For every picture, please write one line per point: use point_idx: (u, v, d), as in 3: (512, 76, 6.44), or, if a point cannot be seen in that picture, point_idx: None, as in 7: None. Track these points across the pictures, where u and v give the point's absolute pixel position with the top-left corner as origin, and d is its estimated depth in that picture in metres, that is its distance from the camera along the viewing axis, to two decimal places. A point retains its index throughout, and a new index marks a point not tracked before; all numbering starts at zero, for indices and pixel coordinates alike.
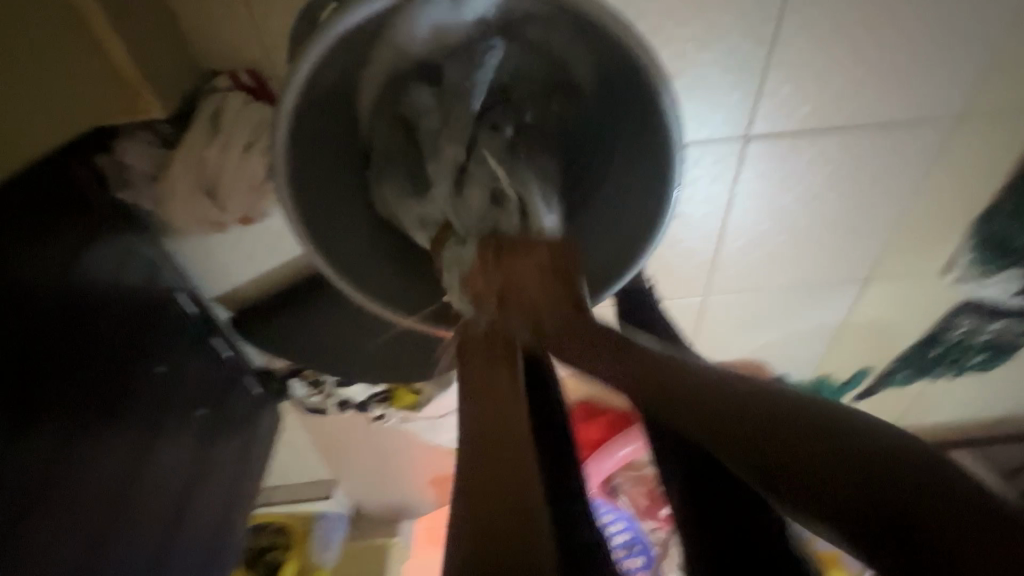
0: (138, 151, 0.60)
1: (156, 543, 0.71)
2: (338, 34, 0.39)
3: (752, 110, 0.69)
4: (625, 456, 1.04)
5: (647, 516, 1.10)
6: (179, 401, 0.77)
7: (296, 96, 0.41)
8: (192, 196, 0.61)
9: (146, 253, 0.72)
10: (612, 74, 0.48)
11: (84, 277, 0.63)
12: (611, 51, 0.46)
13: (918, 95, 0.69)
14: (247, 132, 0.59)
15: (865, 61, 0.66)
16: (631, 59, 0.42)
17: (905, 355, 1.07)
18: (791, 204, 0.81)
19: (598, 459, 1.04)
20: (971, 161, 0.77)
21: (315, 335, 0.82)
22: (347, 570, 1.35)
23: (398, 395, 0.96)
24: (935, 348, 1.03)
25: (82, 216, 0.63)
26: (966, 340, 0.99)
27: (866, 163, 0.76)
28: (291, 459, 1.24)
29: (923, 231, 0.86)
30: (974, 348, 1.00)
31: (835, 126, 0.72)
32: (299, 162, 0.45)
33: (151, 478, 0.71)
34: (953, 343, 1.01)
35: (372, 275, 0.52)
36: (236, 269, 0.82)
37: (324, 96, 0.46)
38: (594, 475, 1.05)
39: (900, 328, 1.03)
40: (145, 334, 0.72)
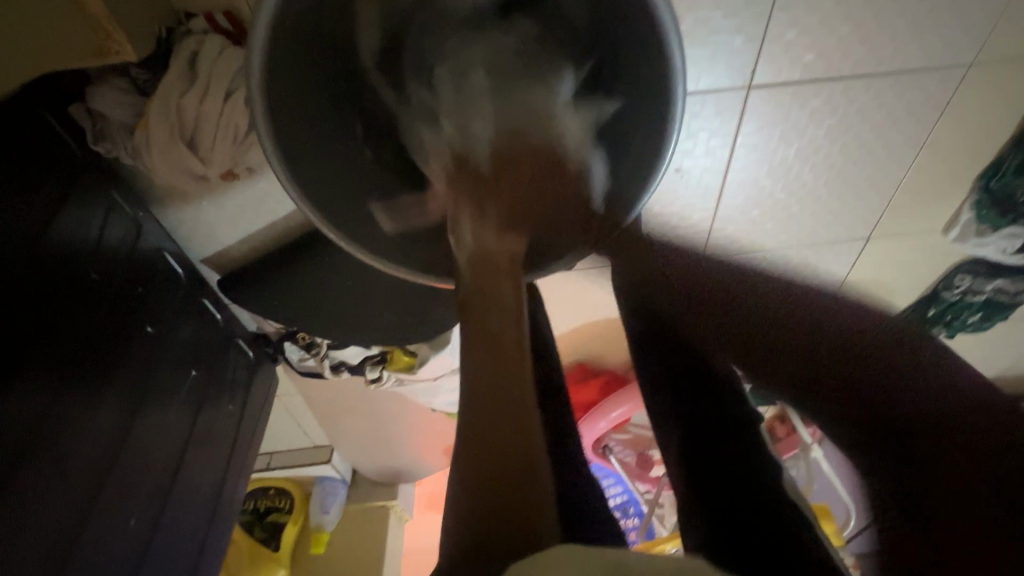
0: (113, 100, 0.57)
1: (151, 504, 0.72)
2: None
3: (754, 58, 0.67)
4: (618, 418, 1.03)
5: (637, 478, 1.12)
6: (171, 364, 0.76)
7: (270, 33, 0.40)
8: (171, 148, 0.58)
9: (130, 211, 0.70)
10: None
11: (62, 236, 0.61)
12: None
13: (927, 41, 0.67)
14: (228, 79, 0.57)
15: (874, 3, 0.63)
16: None
17: (904, 316, 1.07)
18: (792, 159, 0.79)
19: (591, 419, 1.04)
20: (978, 113, 0.74)
21: (306, 296, 0.81)
22: (348, 532, 1.38)
23: (393, 357, 0.96)
24: (932, 308, 1.03)
25: (57, 171, 0.61)
26: (964, 300, 0.98)
27: (871, 114, 0.74)
28: (289, 423, 1.25)
29: (926, 187, 0.84)
30: (970, 308, 0.99)
31: (839, 76, 0.69)
32: (279, 107, 0.44)
33: (143, 438, 0.71)
34: (949, 303, 1.01)
35: (366, 229, 0.52)
36: (224, 230, 0.80)
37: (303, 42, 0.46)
38: (587, 434, 1.06)
39: (899, 288, 1.02)
40: (133, 294, 0.70)
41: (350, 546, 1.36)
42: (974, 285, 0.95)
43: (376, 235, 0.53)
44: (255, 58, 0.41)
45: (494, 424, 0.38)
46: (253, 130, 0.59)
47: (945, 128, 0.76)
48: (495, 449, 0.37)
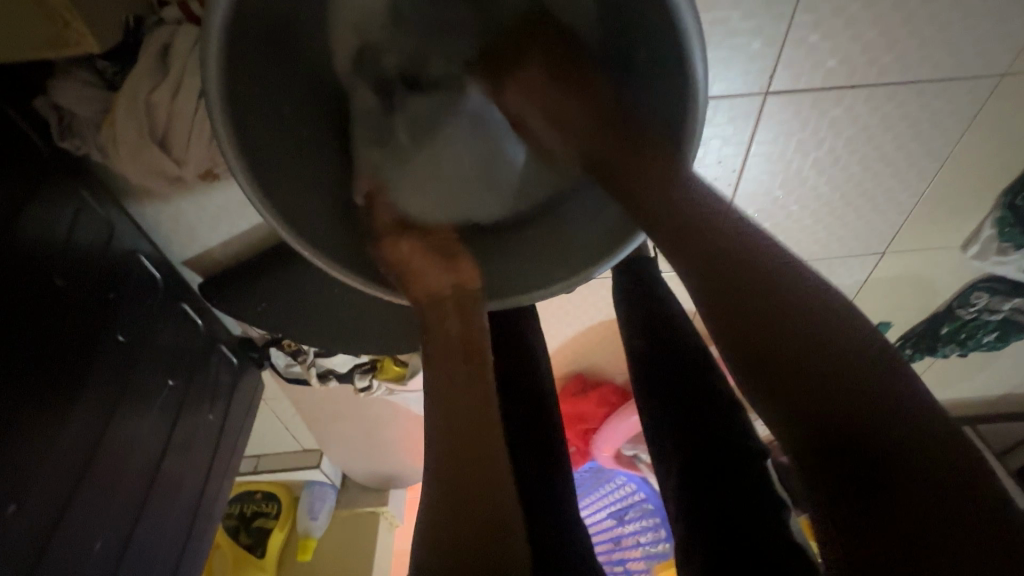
0: (77, 95, 0.53)
1: (125, 521, 0.68)
2: None
3: (774, 63, 0.62)
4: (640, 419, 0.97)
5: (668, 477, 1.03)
6: (147, 372, 0.72)
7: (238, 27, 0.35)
8: (141, 148, 0.54)
9: (103, 212, 0.66)
10: None
11: (24, 240, 0.56)
12: None
13: (960, 49, 0.62)
14: (204, 74, 0.52)
15: (907, 6, 0.58)
16: None
17: (914, 333, 1.03)
18: (807, 170, 0.75)
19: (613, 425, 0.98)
20: (1008, 125, 0.70)
21: (292, 303, 0.77)
22: (337, 538, 1.34)
23: (383, 366, 0.92)
24: (945, 327, 0.98)
25: (22, 169, 0.56)
26: (980, 319, 0.94)
27: (895, 124, 0.69)
28: (278, 427, 1.22)
29: (947, 201, 0.80)
30: (986, 327, 0.95)
31: (862, 83, 0.65)
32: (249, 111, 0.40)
33: (117, 452, 0.67)
34: (964, 321, 0.96)
35: (351, 243, 0.47)
36: (205, 232, 0.76)
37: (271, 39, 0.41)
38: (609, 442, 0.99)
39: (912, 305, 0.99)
40: (104, 300, 0.66)
41: (339, 553, 1.32)
42: (991, 303, 0.91)
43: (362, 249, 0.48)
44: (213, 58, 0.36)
45: (459, 446, 0.36)
46: None
47: (971, 141, 0.72)
48: (466, 479, 0.35)
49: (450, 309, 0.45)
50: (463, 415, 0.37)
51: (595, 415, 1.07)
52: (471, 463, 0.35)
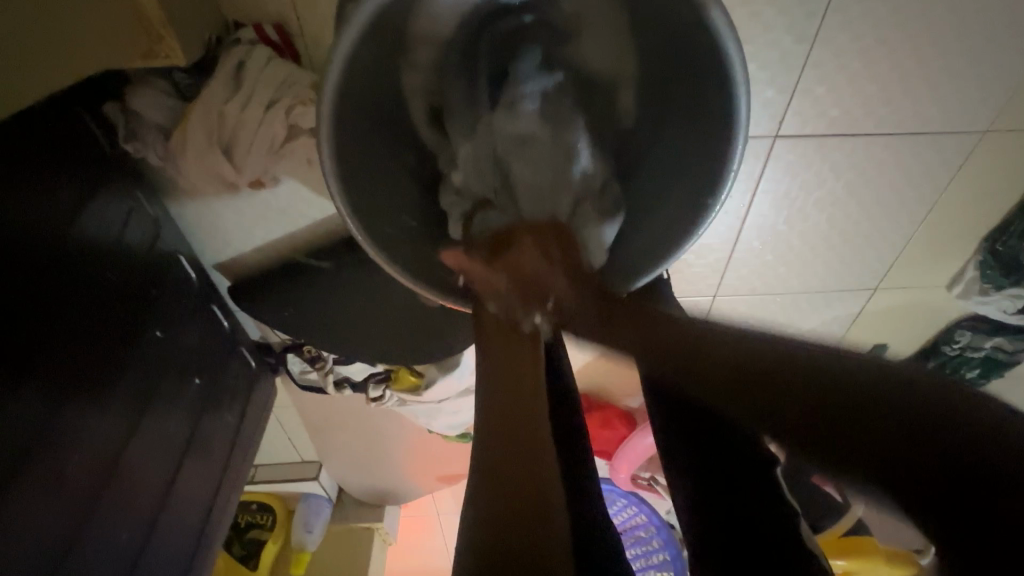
0: (152, 101, 0.57)
1: (146, 515, 0.69)
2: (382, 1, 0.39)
3: (783, 111, 0.69)
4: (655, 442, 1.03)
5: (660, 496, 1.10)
6: (176, 370, 0.74)
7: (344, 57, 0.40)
8: (207, 154, 0.58)
9: (151, 213, 0.69)
10: (669, 48, 0.47)
11: (82, 235, 0.59)
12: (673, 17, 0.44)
13: (947, 107, 0.70)
14: (272, 90, 0.57)
15: (901, 67, 0.65)
16: (693, 27, 0.42)
17: None
18: (809, 207, 0.81)
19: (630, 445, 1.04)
20: (991, 177, 0.77)
21: (319, 310, 0.80)
22: (330, 554, 1.33)
23: (398, 377, 0.94)
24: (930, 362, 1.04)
25: (88, 167, 0.60)
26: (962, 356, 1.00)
27: (887, 171, 0.76)
28: (281, 436, 1.22)
29: (935, 244, 0.87)
30: (969, 364, 1.01)
31: (861, 132, 0.71)
32: (339, 127, 0.44)
33: (144, 447, 0.68)
34: (948, 358, 1.01)
35: (406, 247, 0.52)
36: (241, 238, 0.80)
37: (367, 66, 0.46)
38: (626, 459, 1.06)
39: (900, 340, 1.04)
40: (145, 296, 0.69)
41: (332, 569, 1.30)
42: (973, 341, 0.97)
43: (415, 253, 0.52)
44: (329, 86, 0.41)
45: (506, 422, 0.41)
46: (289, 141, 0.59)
47: (957, 191, 0.79)
48: (510, 455, 0.39)
49: (505, 306, 0.48)
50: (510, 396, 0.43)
51: (598, 435, 1.09)
52: (516, 457, 0.39)
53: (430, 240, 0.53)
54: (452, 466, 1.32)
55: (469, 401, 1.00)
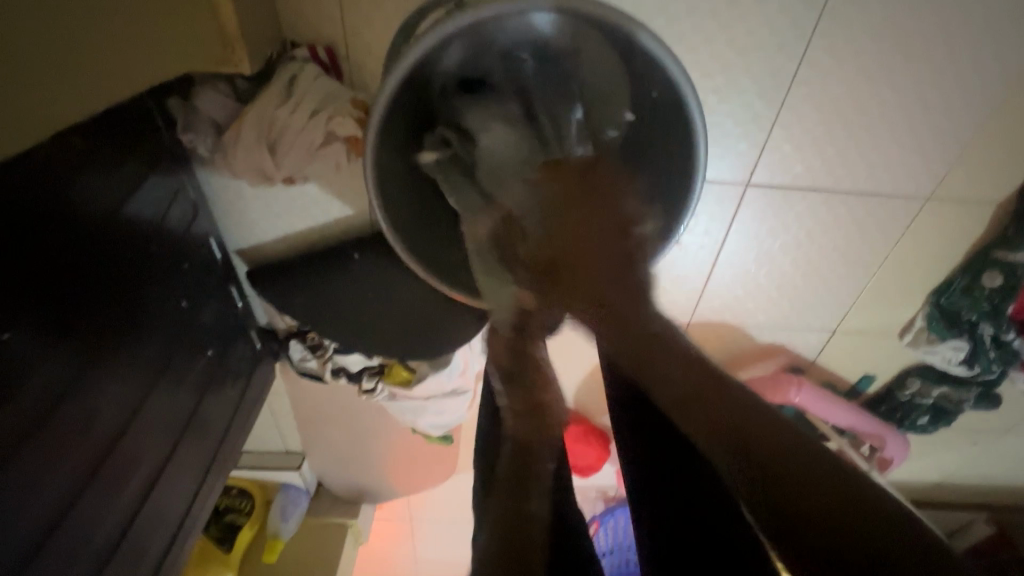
0: (214, 101, 0.68)
1: (151, 471, 0.74)
2: (429, 42, 0.49)
3: (753, 164, 0.79)
4: None
5: None
6: (193, 339, 0.81)
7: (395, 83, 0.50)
8: (254, 148, 0.67)
9: (190, 196, 0.78)
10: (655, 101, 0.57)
11: (135, 209, 0.67)
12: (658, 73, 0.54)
13: (894, 173, 0.80)
14: (317, 101, 0.66)
15: (857, 135, 0.76)
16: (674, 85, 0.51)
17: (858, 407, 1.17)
18: (776, 250, 0.90)
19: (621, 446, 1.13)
20: (934, 238, 0.88)
21: (328, 299, 0.88)
22: (302, 544, 1.36)
23: (391, 371, 1.01)
24: (885, 405, 1.12)
25: (148, 150, 0.69)
26: (914, 401, 1.07)
27: (845, 224, 0.87)
28: (270, 423, 1.27)
29: (887, 292, 0.96)
30: (919, 409, 1.08)
31: (822, 186, 0.82)
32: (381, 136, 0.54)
33: (157, 407, 0.74)
34: (900, 402, 1.09)
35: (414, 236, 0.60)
36: (264, 228, 0.88)
37: (411, 93, 0.56)
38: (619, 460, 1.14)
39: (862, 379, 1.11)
40: (176, 268, 0.76)
41: (303, 559, 1.33)
42: (922, 388, 1.05)
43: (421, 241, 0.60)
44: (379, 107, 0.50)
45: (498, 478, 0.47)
46: (323, 146, 0.68)
47: (906, 246, 0.89)
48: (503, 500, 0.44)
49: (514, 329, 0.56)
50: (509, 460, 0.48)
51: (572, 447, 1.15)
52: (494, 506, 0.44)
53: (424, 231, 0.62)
54: (430, 467, 1.36)
55: (454, 401, 1.06)
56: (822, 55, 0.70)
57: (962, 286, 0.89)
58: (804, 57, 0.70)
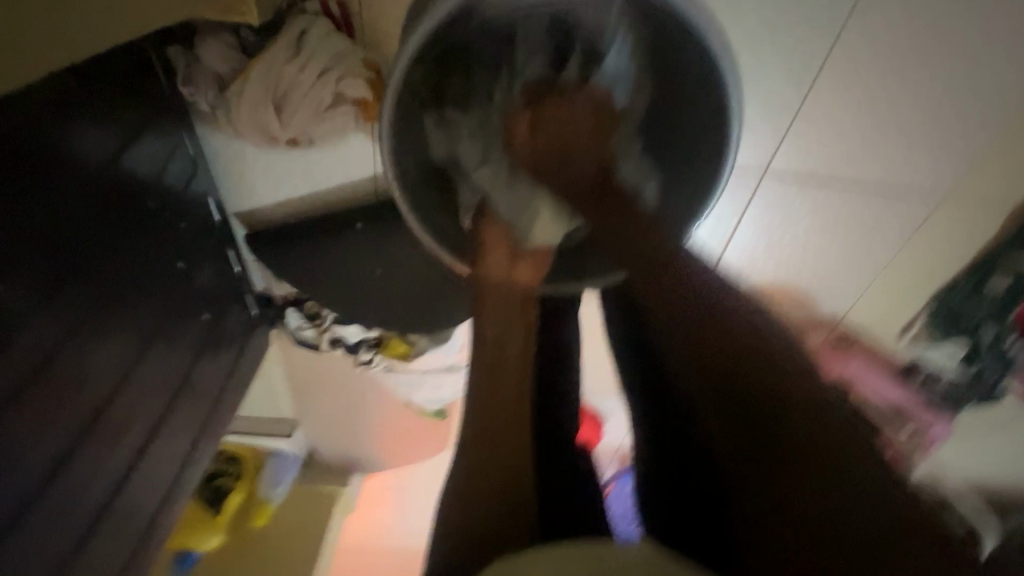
0: (219, 52, 0.64)
1: (142, 434, 0.73)
2: (456, 1, 0.46)
3: (770, 152, 0.78)
4: None
5: None
6: (188, 303, 0.79)
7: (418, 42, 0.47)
8: (259, 106, 0.64)
9: (190, 152, 0.75)
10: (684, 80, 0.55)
11: (131, 163, 0.65)
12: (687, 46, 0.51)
13: (912, 169, 0.79)
14: (327, 59, 0.63)
15: (879, 127, 0.74)
16: (710, 63, 0.49)
17: None
18: (786, 241, 0.89)
19: None
20: (945, 237, 0.87)
21: (328, 269, 0.86)
22: (291, 510, 1.36)
23: (389, 344, 0.99)
24: None
25: (148, 103, 0.66)
26: None
27: (856, 220, 0.86)
28: (262, 390, 1.26)
29: None
30: None
31: (839, 179, 0.80)
32: (400, 99, 0.51)
33: (149, 370, 0.72)
34: None
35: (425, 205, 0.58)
36: (264, 191, 0.85)
37: (429, 55, 0.53)
38: None
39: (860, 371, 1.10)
40: (174, 229, 0.74)
41: (291, 525, 1.34)
42: None
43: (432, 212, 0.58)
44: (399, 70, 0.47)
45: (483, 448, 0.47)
46: (332, 108, 0.65)
47: None
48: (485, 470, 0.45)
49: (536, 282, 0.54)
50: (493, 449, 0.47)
51: None
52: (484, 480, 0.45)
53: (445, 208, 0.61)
54: (422, 442, 1.36)
55: (451, 377, 1.05)
56: (855, 42, 0.67)
57: None
58: None
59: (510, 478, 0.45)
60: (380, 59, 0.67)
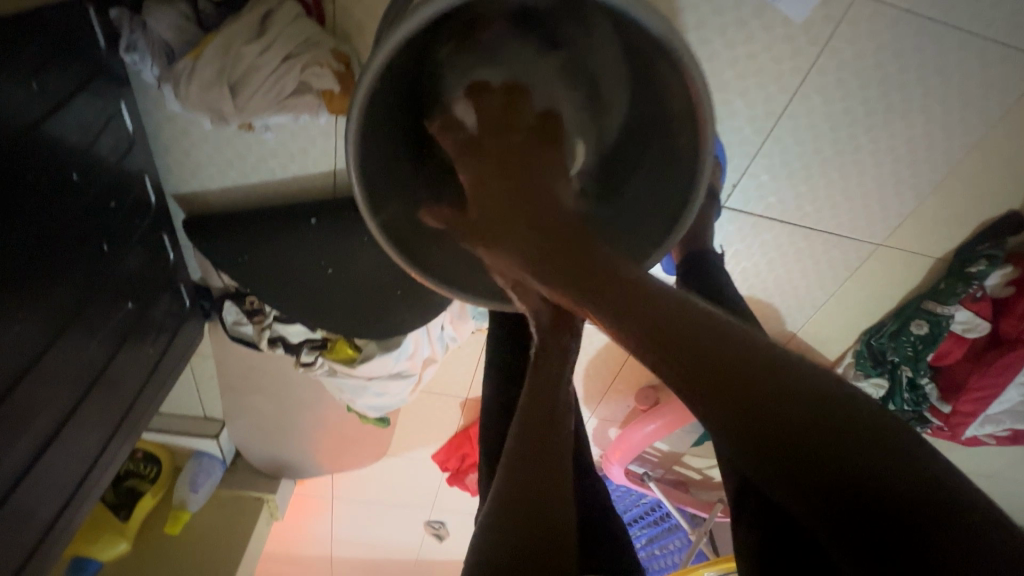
0: (170, 21, 0.59)
1: (45, 432, 0.65)
2: (442, 6, 0.44)
3: (730, 187, 0.81)
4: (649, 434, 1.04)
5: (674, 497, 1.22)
6: (110, 291, 0.71)
7: (398, 39, 0.44)
8: (212, 85, 0.59)
9: (127, 126, 0.69)
10: (661, 109, 0.56)
11: (58, 131, 0.58)
12: (664, 79, 0.52)
13: (852, 217, 0.84)
14: (292, 45, 0.59)
15: (828, 175, 0.79)
16: (687, 100, 0.49)
17: None
18: (737, 273, 0.93)
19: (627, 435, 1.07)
20: (876, 282, 0.94)
21: (276, 262, 0.81)
22: (209, 517, 1.27)
23: (334, 347, 0.95)
24: None
25: (81, 67, 0.59)
26: None
27: (799, 259, 0.91)
28: (188, 386, 1.17)
29: (828, 327, 1.02)
30: None
31: (788, 219, 0.85)
32: (371, 94, 0.48)
33: (60, 360, 0.65)
34: None
35: (383, 208, 0.55)
36: (209, 175, 0.79)
37: (405, 54, 0.51)
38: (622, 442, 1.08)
39: None
40: (103, 207, 0.67)
41: (208, 533, 1.25)
42: None
43: (389, 216, 0.56)
44: (373, 71, 0.45)
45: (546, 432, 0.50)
46: (293, 97, 0.61)
47: (853, 286, 0.94)
48: (540, 474, 0.47)
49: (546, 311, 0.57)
50: (548, 442, 0.49)
51: None
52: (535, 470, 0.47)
53: (404, 216, 0.58)
54: (360, 450, 1.31)
55: (399, 384, 1.02)
56: (814, 93, 0.71)
57: (893, 329, 0.96)
58: (797, 92, 0.71)
59: (554, 472, 0.47)
60: (350, 50, 0.63)
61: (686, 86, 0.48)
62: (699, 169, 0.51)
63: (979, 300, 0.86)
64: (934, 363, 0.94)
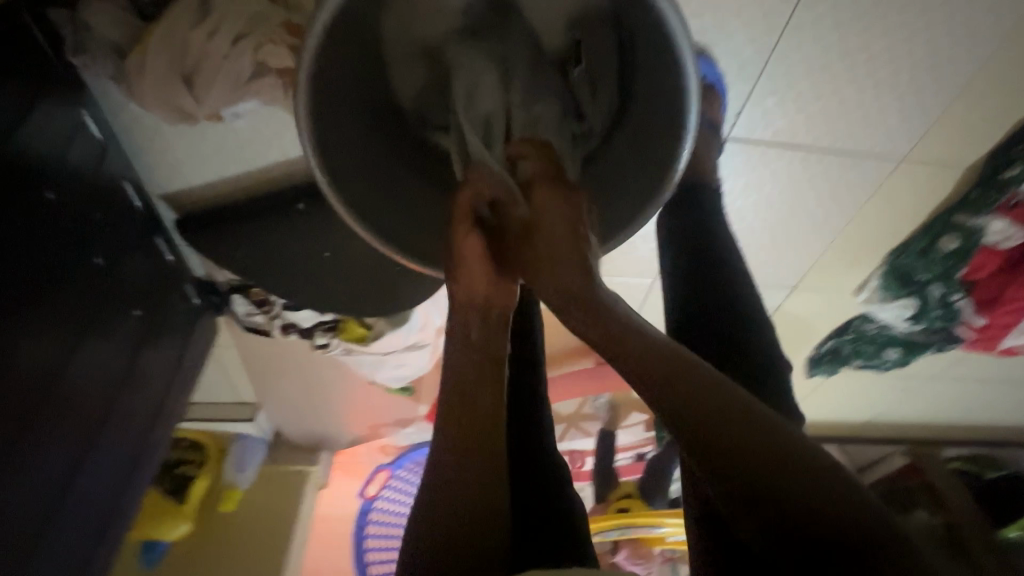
0: (111, 17, 0.55)
1: (82, 440, 0.68)
2: None
3: (733, 117, 0.75)
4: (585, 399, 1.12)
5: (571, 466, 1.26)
6: (117, 299, 0.72)
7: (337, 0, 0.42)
8: (166, 80, 0.56)
9: (96, 134, 0.67)
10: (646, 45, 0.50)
11: (25, 148, 0.56)
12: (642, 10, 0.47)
13: (872, 132, 0.77)
14: (239, 25, 0.55)
15: (842, 90, 0.72)
16: (666, 32, 0.44)
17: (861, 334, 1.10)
18: (749, 206, 0.88)
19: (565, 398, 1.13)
20: (901, 200, 0.87)
21: (273, 251, 0.80)
22: (259, 493, 1.34)
23: (346, 327, 0.95)
24: (845, 342, 1.14)
25: (34, 79, 0.57)
26: (877, 335, 1.08)
27: (815, 185, 0.85)
28: (217, 376, 1.22)
29: (851, 252, 0.97)
30: (874, 352, 1.12)
31: (800, 144, 0.78)
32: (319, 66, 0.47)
33: (82, 371, 0.66)
34: (847, 341, 1.13)
35: (349, 185, 0.52)
36: (191, 172, 0.77)
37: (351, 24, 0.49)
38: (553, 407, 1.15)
39: (824, 320, 1.13)
40: (88, 217, 0.66)
41: (259, 508, 1.32)
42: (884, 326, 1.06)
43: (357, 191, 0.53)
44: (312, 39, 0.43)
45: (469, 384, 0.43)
46: (253, 81, 0.58)
47: (875, 206, 0.88)
48: (475, 446, 0.41)
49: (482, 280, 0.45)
50: (477, 405, 0.42)
51: None
52: (473, 436, 0.41)
53: (376, 191, 0.55)
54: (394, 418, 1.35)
55: (415, 355, 1.03)
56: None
57: (922, 246, 0.91)
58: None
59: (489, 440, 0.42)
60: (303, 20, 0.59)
61: (664, 14, 0.43)
62: (688, 106, 0.47)
63: (1016, 208, 0.80)
64: (966, 278, 0.91)
